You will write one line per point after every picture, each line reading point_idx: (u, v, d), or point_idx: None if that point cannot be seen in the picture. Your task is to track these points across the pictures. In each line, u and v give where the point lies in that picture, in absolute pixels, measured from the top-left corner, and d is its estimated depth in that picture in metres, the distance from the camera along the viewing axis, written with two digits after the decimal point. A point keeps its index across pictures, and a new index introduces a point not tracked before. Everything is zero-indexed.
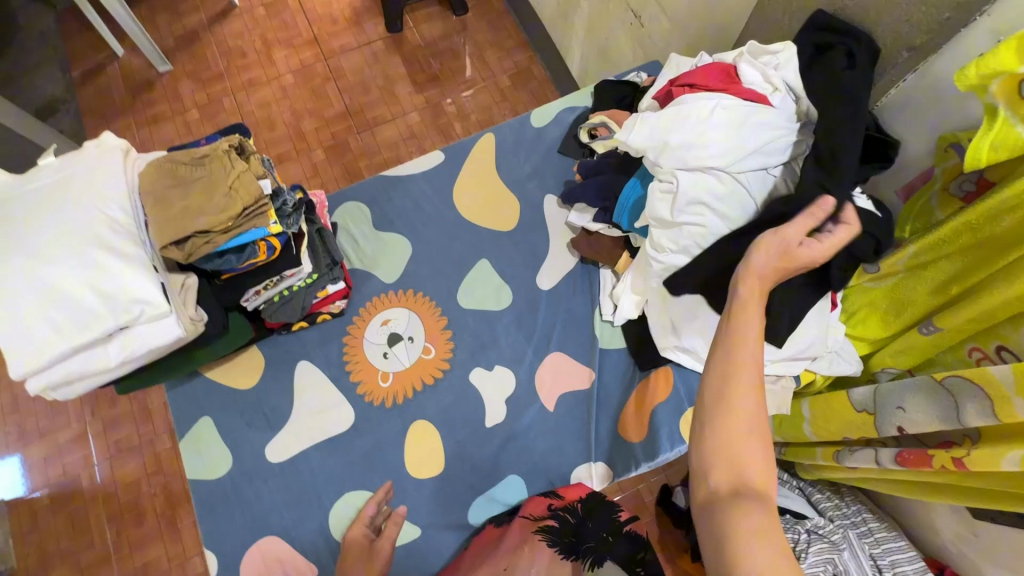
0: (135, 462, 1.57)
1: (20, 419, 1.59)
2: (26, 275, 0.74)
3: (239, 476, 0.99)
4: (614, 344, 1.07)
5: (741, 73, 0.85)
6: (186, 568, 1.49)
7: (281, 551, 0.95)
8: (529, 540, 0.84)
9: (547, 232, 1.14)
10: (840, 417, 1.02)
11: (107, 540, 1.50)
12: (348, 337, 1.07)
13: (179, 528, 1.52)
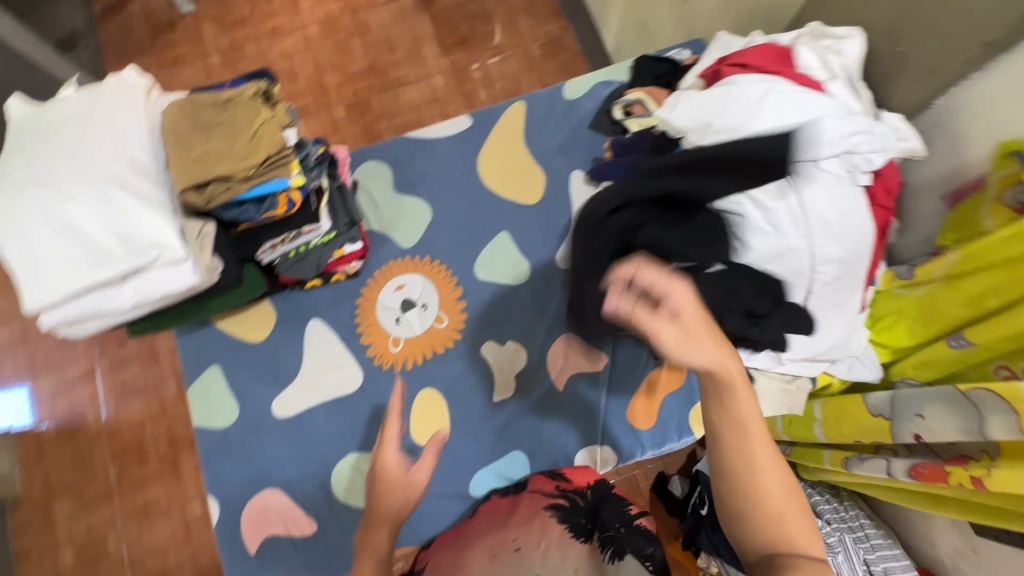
0: (141, 404, 1.59)
1: (31, 352, 1.62)
2: (43, 210, 0.72)
3: (245, 428, 0.99)
4: None
5: (798, 56, 0.82)
6: (184, 511, 1.52)
7: (282, 506, 0.96)
8: (538, 517, 0.75)
9: (570, 209, 1.11)
10: (853, 422, 1.00)
11: (110, 477, 1.54)
12: (361, 299, 1.06)
13: (180, 472, 1.55)
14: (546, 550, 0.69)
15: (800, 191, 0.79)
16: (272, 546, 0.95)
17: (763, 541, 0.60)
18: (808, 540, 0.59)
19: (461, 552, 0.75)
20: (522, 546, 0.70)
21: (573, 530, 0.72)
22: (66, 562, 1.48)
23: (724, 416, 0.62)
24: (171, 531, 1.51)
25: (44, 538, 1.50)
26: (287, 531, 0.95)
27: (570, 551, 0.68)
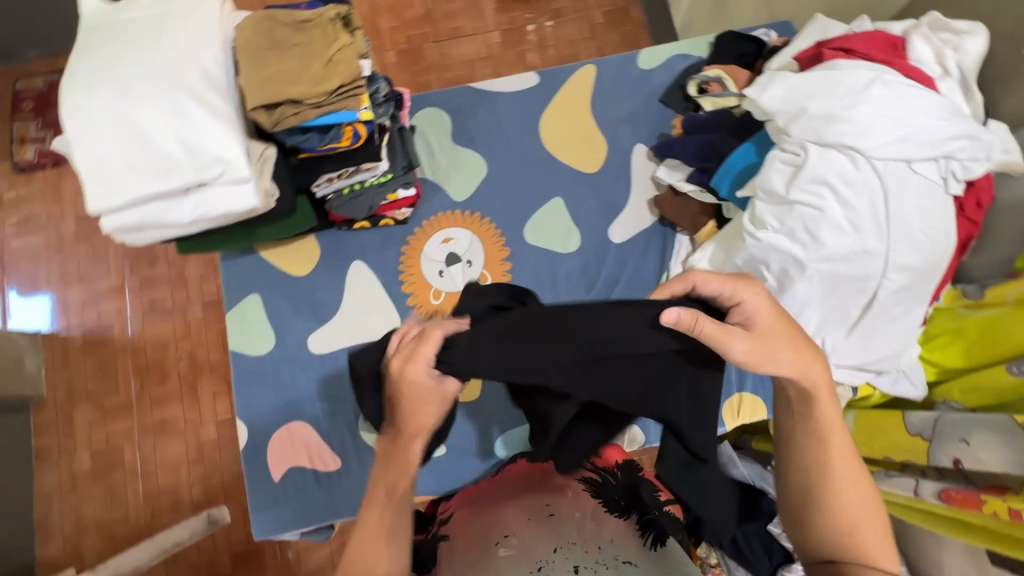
0: (165, 325, 1.61)
1: (64, 260, 1.63)
2: (113, 110, 0.70)
3: (280, 359, 1.00)
4: None
5: (910, 48, 0.79)
6: (198, 434, 1.55)
7: (310, 439, 0.97)
8: (570, 487, 0.75)
9: (629, 183, 1.08)
10: (886, 438, 0.98)
11: (130, 391, 1.57)
12: (407, 246, 1.04)
13: (197, 395, 1.57)
14: (581, 519, 0.68)
15: (886, 194, 0.76)
16: (296, 476, 0.96)
17: (833, 549, 0.59)
18: (880, 549, 0.58)
19: (491, 511, 0.75)
20: (557, 513, 0.69)
21: (608, 505, 0.72)
22: (83, 465, 1.53)
23: (804, 426, 0.60)
24: (184, 450, 1.55)
25: (63, 440, 1.54)
26: (311, 464, 0.97)
27: (604, 523, 0.68)
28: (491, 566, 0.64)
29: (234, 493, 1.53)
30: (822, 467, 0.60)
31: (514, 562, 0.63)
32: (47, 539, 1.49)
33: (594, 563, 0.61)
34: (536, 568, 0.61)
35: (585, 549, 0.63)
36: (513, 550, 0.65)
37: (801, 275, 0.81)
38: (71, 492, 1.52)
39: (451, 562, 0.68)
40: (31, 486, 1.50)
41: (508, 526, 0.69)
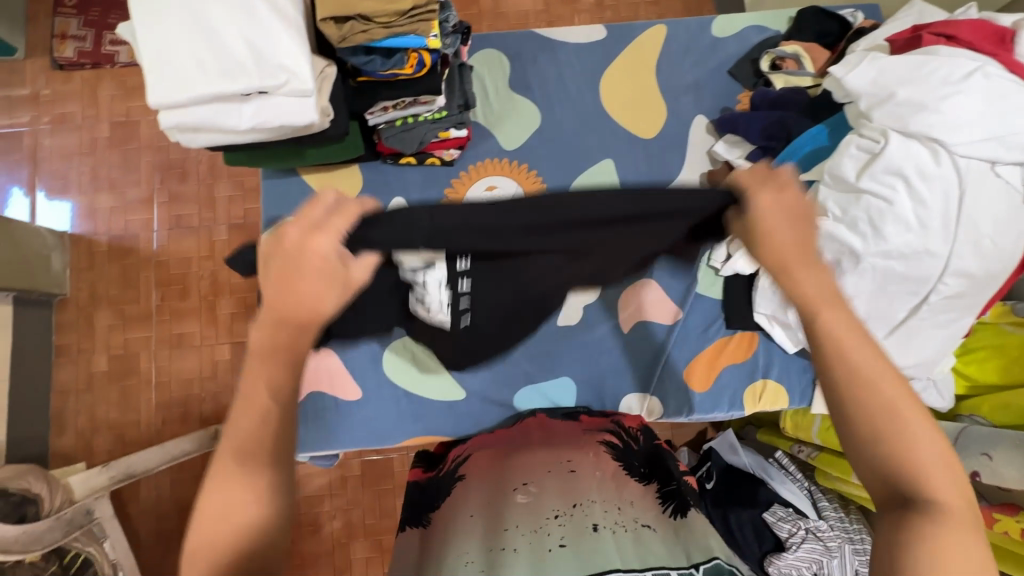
0: (190, 242, 1.61)
1: (95, 164, 1.63)
2: (184, 3, 0.69)
3: None
4: (711, 292, 1.02)
5: (1020, 42, 0.74)
6: (213, 352, 1.58)
7: (331, 367, 0.98)
8: (593, 447, 0.75)
9: (683, 154, 1.05)
10: None
11: (151, 302, 1.59)
12: (450, 189, 1.03)
13: (215, 315, 1.59)
14: (602, 478, 0.68)
15: (963, 193, 0.73)
16: (315, 401, 0.98)
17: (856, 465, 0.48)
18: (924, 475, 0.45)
19: (511, 458, 0.76)
20: (578, 470, 0.69)
21: (628, 468, 0.73)
22: (100, 367, 1.57)
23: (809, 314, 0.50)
24: (198, 366, 1.57)
25: (83, 340, 1.57)
26: (331, 391, 0.98)
27: (625, 486, 0.69)
28: (509, 511, 0.64)
29: None
30: (870, 434, 0.46)
31: (533, 511, 0.64)
32: (61, 433, 1.53)
33: (612, 524, 0.62)
34: (555, 517, 0.62)
35: (605, 509, 0.63)
36: (532, 498, 0.65)
37: (855, 266, 0.79)
38: (86, 391, 1.56)
39: (467, 502, 0.69)
40: (49, 380, 1.54)
41: (529, 474, 0.70)
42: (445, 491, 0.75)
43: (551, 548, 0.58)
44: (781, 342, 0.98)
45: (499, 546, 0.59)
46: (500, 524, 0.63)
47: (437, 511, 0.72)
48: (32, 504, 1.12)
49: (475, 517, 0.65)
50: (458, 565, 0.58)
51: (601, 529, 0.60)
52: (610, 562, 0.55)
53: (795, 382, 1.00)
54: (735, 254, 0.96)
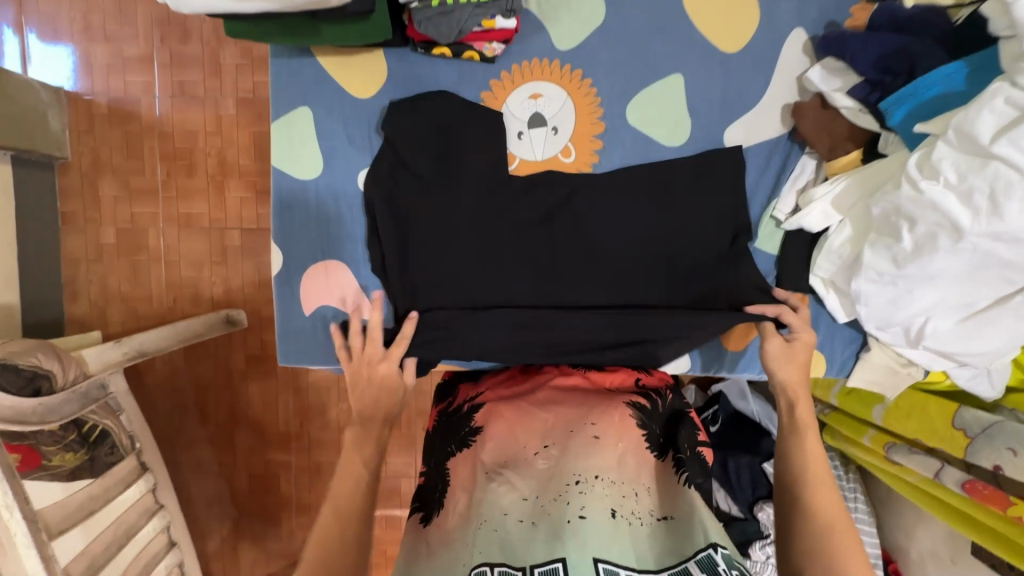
0: (196, 113, 1.47)
1: (87, 10, 1.44)
2: None
3: (325, 189, 0.93)
4: (767, 245, 0.92)
5: None
6: (223, 236, 1.50)
7: (346, 281, 0.94)
8: (618, 408, 0.68)
9: (768, 77, 0.89)
10: (925, 423, 0.94)
11: (157, 176, 1.49)
12: (486, 94, 0.92)
13: (224, 198, 1.49)
14: (624, 454, 0.62)
15: None
16: (327, 314, 0.95)
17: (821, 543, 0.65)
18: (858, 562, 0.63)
19: (531, 410, 0.69)
20: (603, 437, 0.63)
21: (649, 437, 0.67)
22: (108, 239, 1.50)
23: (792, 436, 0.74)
24: (208, 248, 1.50)
25: (88, 209, 1.50)
26: (345, 308, 0.94)
27: (645, 463, 0.63)
28: (529, 476, 0.60)
29: (253, 302, 1.52)
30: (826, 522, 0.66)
31: (552, 477, 0.60)
32: (75, 300, 1.52)
33: (629, 512, 0.57)
34: (576, 484, 0.58)
35: (623, 492, 0.59)
36: (553, 463, 0.61)
37: (951, 245, 0.68)
38: (97, 261, 1.51)
39: (484, 451, 0.66)
40: (58, 246, 1.50)
41: (548, 434, 0.65)
42: (461, 436, 0.71)
43: (569, 520, 0.54)
44: (832, 309, 0.89)
45: (517, 516, 0.57)
46: (516, 489, 0.60)
47: (455, 458, 0.68)
48: (45, 379, 1.07)
49: (493, 478, 0.62)
50: (472, 528, 0.58)
51: (620, 515, 0.56)
52: (624, 557, 0.53)
53: (837, 352, 0.94)
54: (803, 210, 0.85)
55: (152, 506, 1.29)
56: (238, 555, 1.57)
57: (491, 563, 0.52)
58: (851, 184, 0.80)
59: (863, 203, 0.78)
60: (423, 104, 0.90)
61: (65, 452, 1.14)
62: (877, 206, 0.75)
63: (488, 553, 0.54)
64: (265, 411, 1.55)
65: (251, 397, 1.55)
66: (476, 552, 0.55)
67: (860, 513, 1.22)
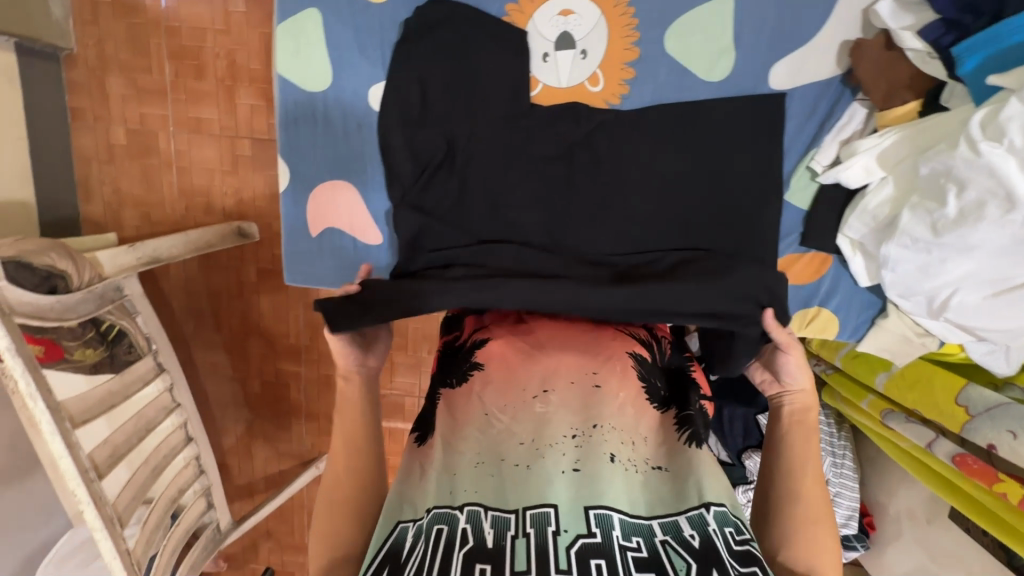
0: (204, 9, 1.37)
1: None
2: None
3: (335, 103, 0.88)
4: (798, 198, 0.86)
5: None
6: (234, 144, 1.45)
7: (353, 204, 0.92)
8: (621, 358, 0.67)
9: (829, 7, 0.79)
10: (926, 395, 0.94)
11: (164, 76, 1.42)
12: (512, 7, 0.84)
13: (234, 104, 1.42)
14: (624, 403, 0.62)
15: None
16: (335, 236, 0.94)
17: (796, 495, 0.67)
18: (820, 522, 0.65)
19: (533, 351, 0.68)
20: (602, 386, 0.63)
21: (648, 390, 0.66)
22: (119, 140, 1.47)
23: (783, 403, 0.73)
24: (219, 156, 1.46)
25: (97, 107, 1.45)
26: (352, 232, 0.93)
27: (643, 414, 0.63)
28: (526, 421, 0.60)
29: (265, 215, 1.50)
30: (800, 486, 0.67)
31: (547, 424, 0.59)
32: (89, 200, 1.50)
33: (626, 459, 0.58)
34: (572, 438, 0.58)
35: (621, 440, 0.59)
36: (551, 409, 0.61)
37: (997, 217, 0.64)
38: (108, 162, 1.48)
39: (485, 392, 0.65)
40: (69, 144, 1.47)
41: (548, 379, 0.64)
42: (462, 370, 0.70)
43: (563, 471, 0.55)
44: (856, 273, 0.85)
45: (513, 461, 0.57)
46: (514, 435, 0.59)
47: (453, 391, 0.68)
48: (60, 278, 1.09)
49: (492, 420, 0.61)
50: (469, 464, 0.58)
51: (617, 461, 0.57)
52: (618, 501, 0.53)
53: (852, 316, 0.91)
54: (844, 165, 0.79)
55: (170, 405, 1.33)
56: (252, 451, 1.68)
57: (485, 505, 0.54)
58: (902, 139, 0.74)
59: (912, 160, 0.72)
60: (437, 16, 0.83)
61: (87, 347, 1.18)
62: (926, 164, 0.69)
63: (480, 491, 0.55)
64: (275, 323, 1.58)
65: (262, 309, 1.58)
66: (465, 487, 0.56)
67: (845, 468, 1.26)
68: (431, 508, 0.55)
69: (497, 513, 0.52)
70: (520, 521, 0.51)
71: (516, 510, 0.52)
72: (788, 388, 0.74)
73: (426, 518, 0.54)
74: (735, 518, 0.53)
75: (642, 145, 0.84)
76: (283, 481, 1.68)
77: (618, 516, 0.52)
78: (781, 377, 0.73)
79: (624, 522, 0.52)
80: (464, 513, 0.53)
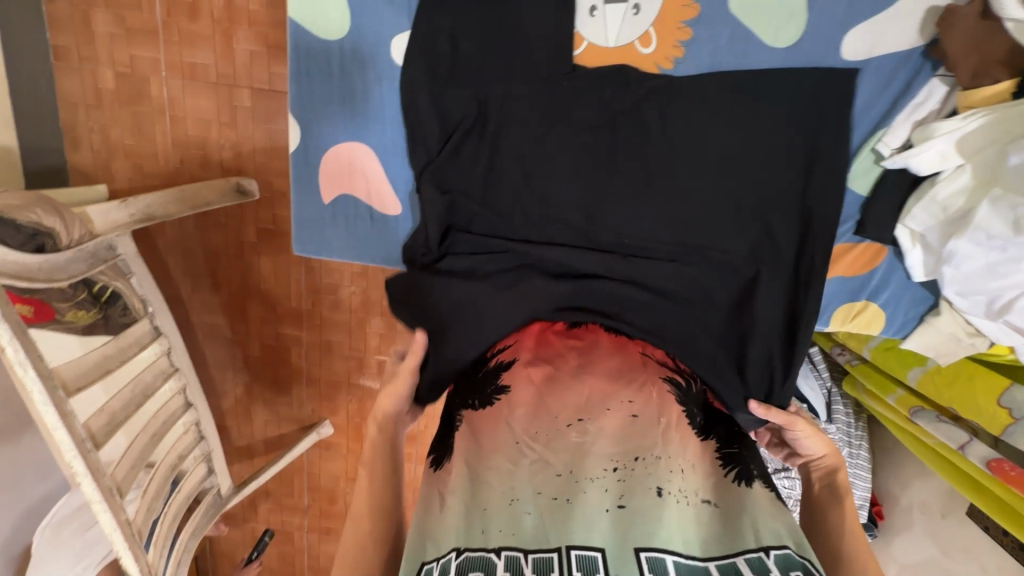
0: None
1: None
2: None
3: (352, 54, 0.79)
4: (858, 182, 0.80)
5: None
6: (231, 94, 1.34)
7: (370, 171, 0.84)
8: (655, 384, 0.65)
9: None
10: (965, 394, 0.89)
11: (156, 14, 1.29)
12: None
13: (232, 50, 1.30)
14: (666, 429, 0.59)
15: None
16: (348, 205, 0.86)
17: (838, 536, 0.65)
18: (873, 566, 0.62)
19: (563, 378, 0.65)
20: (641, 416, 0.60)
21: (689, 417, 0.63)
22: (107, 83, 1.35)
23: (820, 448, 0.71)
24: (216, 107, 1.35)
25: (83, 46, 1.32)
26: (368, 201, 0.86)
27: (687, 442, 0.60)
28: (562, 451, 0.58)
29: (265, 173, 1.40)
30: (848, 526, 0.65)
31: (586, 455, 0.57)
32: (76, 148, 1.39)
33: (676, 489, 0.55)
34: (613, 471, 0.56)
35: (670, 470, 0.56)
36: (588, 440, 0.58)
37: None
38: (96, 108, 1.36)
39: (514, 417, 0.62)
40: (52, 85, 1.35)
41: (584, 406, 0.61)
42: (485, 394, 0.67)
43: (607, 509, 0.53)
44: (910, 265, 0.79)
45: (551, 494, 0.54)
46: (550, 464, 0.57)
47: (475, 414, 0.65)
48: (49, 237, 1.00)
49: (524, 450, 0.59)
50: (501, 501, 0.55)
51: (666, 495, 0.54)
52: (671, 541, 0.51)
53: (900, 311, 0.86)
54: (918, 149, 0.71)
55: (168, 369, 1.28)
56: (252, 414, 1.64)
57: (525, 548, 0.50)
58: (991, 122, 0.66)
59: (1000, 148, 0.65)
60: None
61: (79, 309, 1.12)
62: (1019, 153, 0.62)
63: (517, 532, 0.52)
64: (278, 288, 1.52)
65: (262, 270, 1.50)
66: (500, 527, 0.53)
67: (861, 458, 1.24)
68: (460, 549, 0.51)
69: (537, 555, 0.50)
70: (564, 561, 0.49)
71: (558, 548, 0.50)
72: (806, 456, 0.72)
73: (455, 558, 0.50)
74: (801, 559, 0.50)
75: (694, 116, 0.76)
76: (284, 445, 1.66)
77: (672, 560, 0.49)
78: (799, 448, 0.72)
79: (680, 566, 0.49)
80: (501, 560, 0.50)
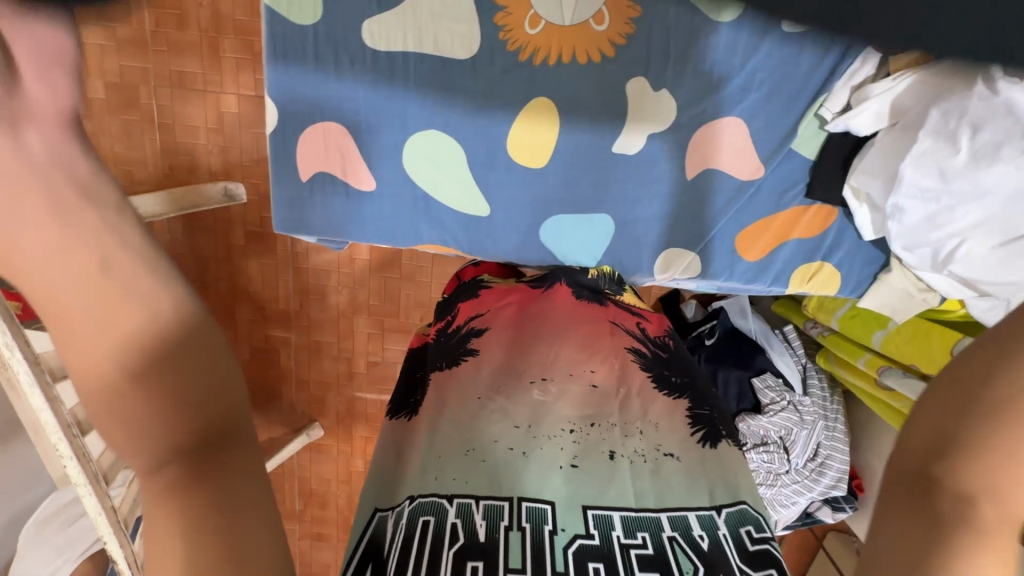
0: None
1: None
2: None
3: (327, 38, 0.81)
4: (806, 147, 0.85)
5: None
6: (219, 101, 1.38)
7: (345, 147, 0.88)
8: (619, 356, 0.71)
9: None
10: (920, 349, 0.90)
11: (144, 25, 1.34)
12: None
13: (220, 58, 1.36)
14: (627, 397, 0.65)
15: None
16: (325, 180, 0.91)
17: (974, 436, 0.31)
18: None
19: (533, 343, 0.72)
20: (600, 386, 0.66)
21: (654, 381, 0.68)
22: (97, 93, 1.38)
23: None
24: (204, 113, 1.39)
25: None
26: (344, 177, 0.91)
27: (650, 403, 0.64)
28: (522, 407, 0.62)
29: (252, 175, 1.44)
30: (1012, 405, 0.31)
31: (547, 413, 0.62)
32: None
33: (630, 451, 0.59)
34: (570, 432, 0.60)
35: (625, 432, 0.61)
36: (550, 398, 0.63)
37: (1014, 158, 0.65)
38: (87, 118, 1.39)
39: (480, 375, 0.66)
40: None
41: (547, 368, 0.67)
42: (453, 355, 0.70)
43: (561, 466, 0.56)
44: (861, 225, 0.85)
45: (507, 445, 0.57)
46: (509, 416, 0.60)
47: (441, 373, 0.67)
48: None
49: (487, 405, 0.62)
50: (458, 452, 0.57)
51: (618, 457, 0.58)
52: (622, 498, 0.54)
53: (854, 272, 0.93)
54: (859, 111, 0.75)
55: None
56: None
57: (478, 497, 0.52)
58: (919, 83, 0.71)
59: (925, 107, 0.70)
60: None
61: None
62: (1006, 80, 0.62)
63: (472, 483, 0.54)
64: (266, 288, 1.52)
65: (250, 273, 1.51)
66: (454, 476, 0.54)
67: (837, 432, 1.24)
68: (414, 495, 0.53)
69: (487, 502, 0.51)
70: (514, 512, 0.51)
71: (509, 498, 0.52)
72: None
73: (408, 506, 0.52)
74: (756, 515, 0.53)
75: None
76: None
77: (619, 515, 0.52)
78: None
79: (627, 519, 0.52)
80: (454, 506, 0.51)
